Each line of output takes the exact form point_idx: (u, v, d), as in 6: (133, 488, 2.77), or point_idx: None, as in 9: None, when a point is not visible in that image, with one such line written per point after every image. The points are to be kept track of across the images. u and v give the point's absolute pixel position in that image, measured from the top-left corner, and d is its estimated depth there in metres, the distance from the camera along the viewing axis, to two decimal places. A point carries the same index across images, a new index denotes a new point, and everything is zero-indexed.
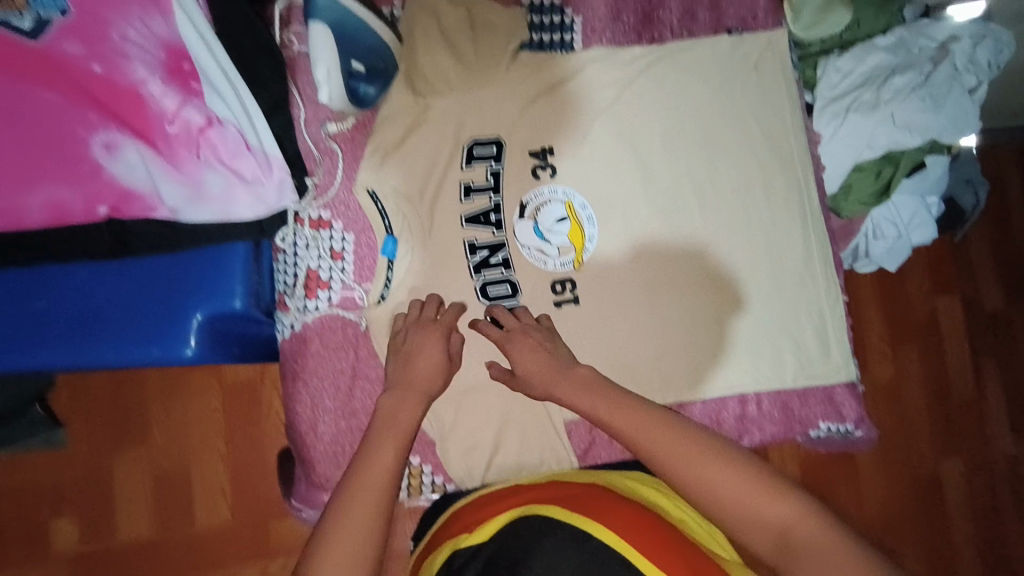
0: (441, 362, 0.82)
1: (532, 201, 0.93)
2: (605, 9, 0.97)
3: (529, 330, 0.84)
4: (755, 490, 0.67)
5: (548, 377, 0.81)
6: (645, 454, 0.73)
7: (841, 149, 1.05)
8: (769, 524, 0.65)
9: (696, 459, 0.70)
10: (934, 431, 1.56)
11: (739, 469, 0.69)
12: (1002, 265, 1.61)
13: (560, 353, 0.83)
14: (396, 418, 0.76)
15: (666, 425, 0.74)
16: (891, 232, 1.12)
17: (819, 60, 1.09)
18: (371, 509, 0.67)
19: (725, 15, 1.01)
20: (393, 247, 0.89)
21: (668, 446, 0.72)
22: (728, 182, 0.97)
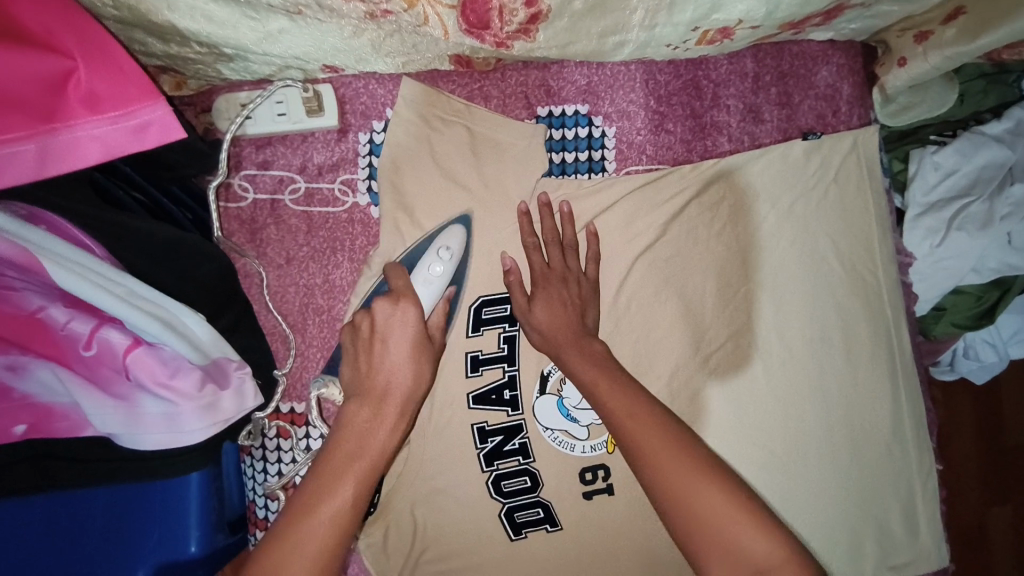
0: (420, 348, 0.62)
1: (555, 371, 0.75)
2: (646, 117, 0.76)
3: (555, 273, 0.69)
4: (739, 528, 0.55)
5: (558, 334, 0.67)
6: (627, 433, 0.59)
7: (940, 272, 0.83)
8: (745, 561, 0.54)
9: (685, 471, 0.57)
10: None
11: (735, 503, 0.56)
12: None
13: (586, 313, 0.69)
14: (384, 399, 0.60)
15: (658, 422, 0.60)
16: (990, 356, 0.91)
17: (913, 149, 0.85)
18: (341, 525, 0.53)
19: (799, 113, 0.79)
20: None
21: (654, 438, 0.59)
22: (801, 330, 0.77)
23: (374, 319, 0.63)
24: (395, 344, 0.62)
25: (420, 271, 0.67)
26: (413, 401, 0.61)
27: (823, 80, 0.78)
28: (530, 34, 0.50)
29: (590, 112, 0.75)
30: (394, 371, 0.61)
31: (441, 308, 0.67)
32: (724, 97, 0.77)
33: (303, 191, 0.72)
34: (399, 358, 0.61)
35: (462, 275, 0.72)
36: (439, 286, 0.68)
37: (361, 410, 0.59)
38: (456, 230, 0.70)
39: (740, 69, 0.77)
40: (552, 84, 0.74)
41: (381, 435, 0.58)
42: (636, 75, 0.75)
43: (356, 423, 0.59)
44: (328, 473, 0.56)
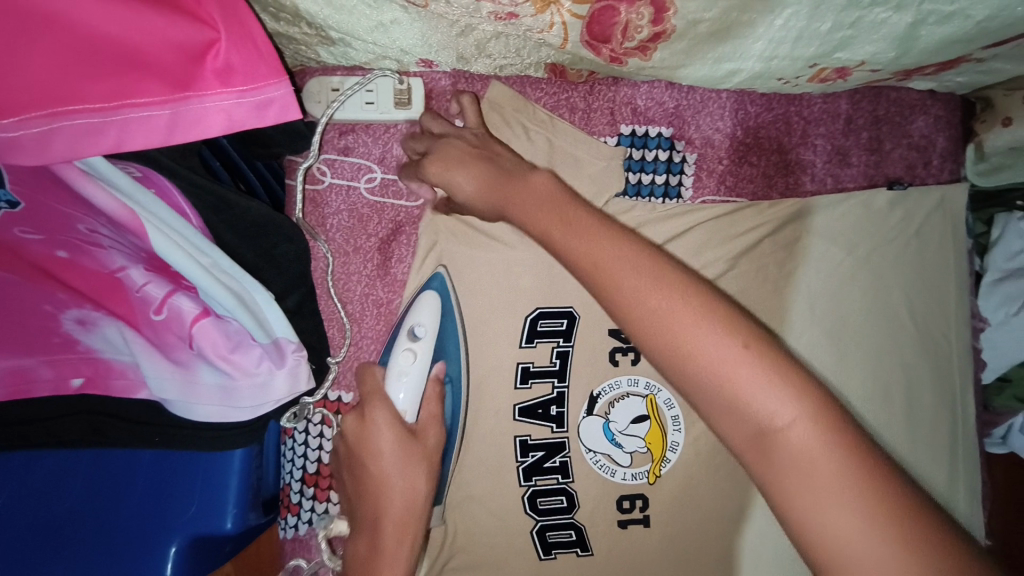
0: (406, 443, 0.65)
1: (605, 393, 0.73)
2: (730, 147, 0.74)
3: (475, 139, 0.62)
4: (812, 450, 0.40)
5: (473, 191, 0.58)
6: (654, 331, 0.44)
7: (1013, 341, 0.80)
8: (822, 488, 0.40)
9: (702, 349, 0.43)
10: None
11: (811, 433, 0.41)
12: None
13: (498, 154, 0.60)
14: (379, 532, 0.61)
15: (697, 305, 0.44)
16: None
17: (999, 212, 0.83)
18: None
19: (888, 161, 0.76)
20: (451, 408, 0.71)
21: (692, 323, 0.43)
22: (864, 386, 0.74)
23: (356, 436, 0.66)
24: (382, 443, 0.64)
25: (393, 369, 0.67)
26: (414, 523, 0.62)
27: (919, 131, 0.76)
28: (646, 53, 0.49)
29: (674, 135, 0.74)
30: (387, 471, 0.63)
31: (427, 397, 0.68)
32: (811, 136, 0.75)
33: (378, 182, 0.71)
34: (387, 468, 0.63)
35: (451, 341, 0.70)
36: (416, 375, 0.67)
37: (360, 546, 0.62)
38: (426, 300, 0.69)
39: (832, 109, 0.75)
40: (638, 103, 0.73)
41: (390, 567, 0.60)
42: (725, 103, 0.74)
43: (360, 554, 0.61)
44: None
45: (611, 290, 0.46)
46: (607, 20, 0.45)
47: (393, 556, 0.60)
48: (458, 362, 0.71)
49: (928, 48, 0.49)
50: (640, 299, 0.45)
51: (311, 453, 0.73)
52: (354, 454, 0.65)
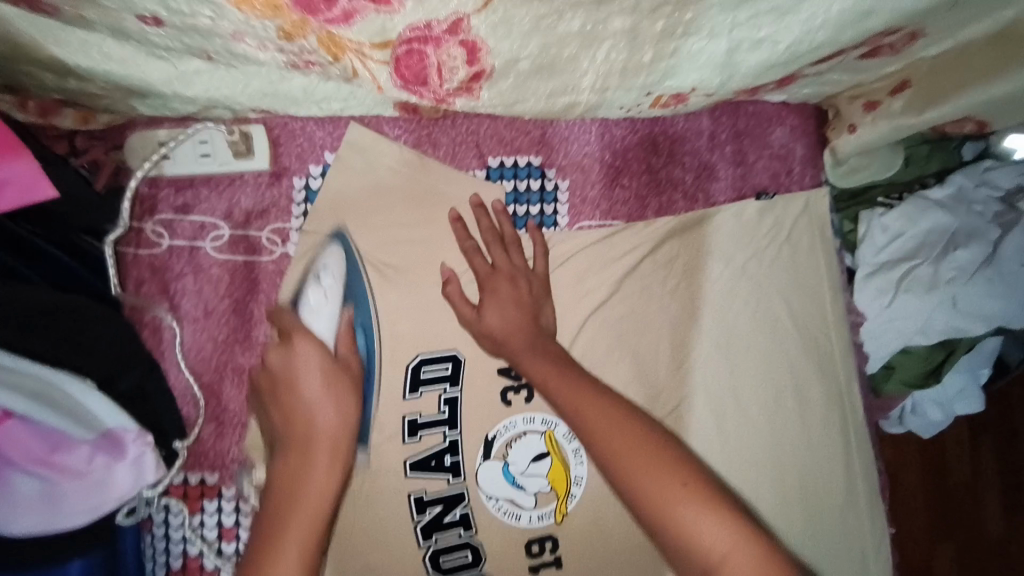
0: (330, 373, 0.62)
1: (502, 434, 0.70)
2: (600, 172, 0.73)
3: (518, 273, 0.67)
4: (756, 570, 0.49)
5: (513, 325, 0.65)
6: (621, 473, 0.55)
7: (889, 332, 0.83)
8: (690, 525, 0.52)
9: (599, 415, 0.58)
10: None
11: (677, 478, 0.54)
12: None
13: (513, 253, 0.68)
14: (309, 445, 0.59)
15: (653, 444, 0.56)
16: (936, 414, 0.91)
17: (862, 210, 0.86)
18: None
19: (754, 173, 0.78)
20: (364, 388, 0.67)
21: (650, 466, 0.54)
22: (755, 394, 0.75)
23: (270, 368, 0.63)
24: (306, 373, 0.62)
25: (303, 307, 0.65)
26: (343, 447, 0.60)
27: (777, 141, 0.78)
28: (471, 91, 0.47)
29: (544, 164, 0.72)
30: (316, 411, 0.60)
31: (341, 334, 0.65)
32: (678, 155, 0.75)
33: (226, 238, 0.65)
34: (312, 399, 0.61)
35: (359, 293, 0.67)
36: (330, 311, 0.65)
37: (289, 460, 0.58)
38: (330, 250, 0.66)
39: (695, 127, 0.76)
40: (503, 134, 0.71)
41: (320, 480, 0.58)
42: (590, 129, 0.73)
43: (288, 469, 0.58)
44: (285, 504, 0.56)
45: (546, 387, 0.62)
46: (414, 58, 0.44)
47: (326, 484, 0.58)
48: (368, 310, 0.67)
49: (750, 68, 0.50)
50: (557, 386, 0.61)
51: (172, 549, 0.65)
52: (270, 397, 0.62)
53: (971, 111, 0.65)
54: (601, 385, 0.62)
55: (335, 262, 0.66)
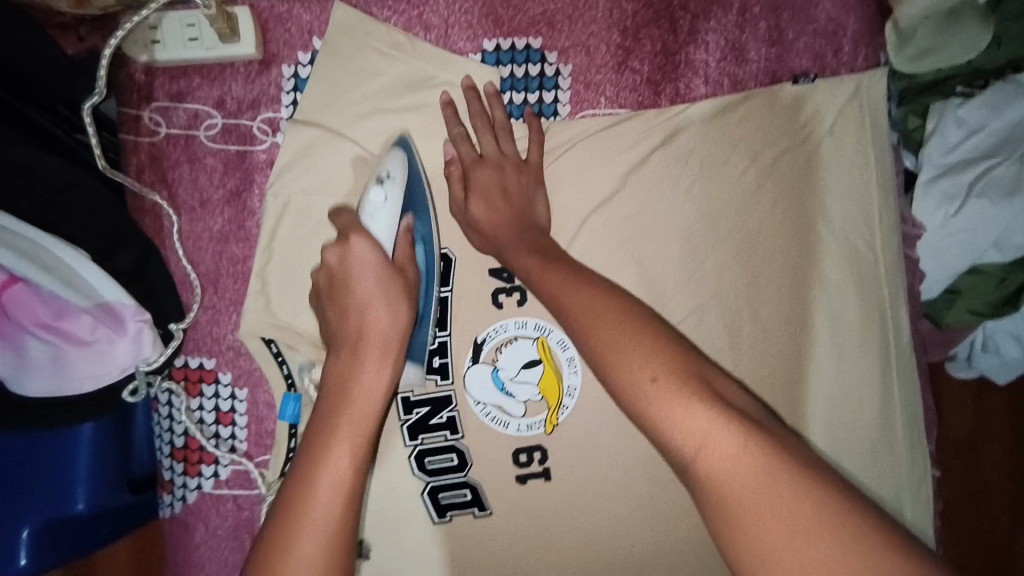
0: (388, 272, 0.55)
1: (492, 338, 0.67)
2: (608, 54, 0.66)
3: (506, 162, 0.62)
4: (735, 455, 0.39)
5: (501, 216, 0.60)
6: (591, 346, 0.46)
7: (954, 246, 0.71)
8: (653, 377, 0.42)
9: (563, 286, 0.52)
10: None
11: (645, 340, 0.45)
12: None
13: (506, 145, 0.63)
14: (362, 339, 0.52)
15: (628, 321, 0.46)
16: (1013, 349, 0.78)
17: (934, 102, 0.73)
18: (346, 484, 0.46)
19: (794, 53, 0.67)
20: (424, 254, 0.62)
21: (620, 341, 0.45)
22: (779, 307, 0.66)
23: (332, 265, 0.56)
24: (363, 268, 0.55)
25: (363, 209, 0.59)
26: (396, 339, 0.53)
27: (824, 14, 0.67)
28: None
29: (544, 47, 0.66)
30: (370, 306, 0.53)
31: (402, 237, 0.58)
32: (701, 32, 0.66)
33: (220, 126, 0.66)
34: (369, 297, 0.53)
35: (419, 200, 0.62)
36: (391, 213, 0.59)
37: (339, 356, 0.52)
38: (395, 154, 0.61)
39: (723, 0, 0.67)
40: (500, 12, 0.66)
41: (368, 378, 0.51)
42: (598, 5, 0.66)
43: (339, 369, 0.52)
44: (329, 414, 0.49)
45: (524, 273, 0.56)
46: None
47: (375, 382, 0.51)
48: (426, 221, 0.63)
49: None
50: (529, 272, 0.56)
51: (175, 428, 0.68)
52: (325, 299, 0.57)
53: None
54: (589, 271, 0.53)
55: (399, 168, 0.60)
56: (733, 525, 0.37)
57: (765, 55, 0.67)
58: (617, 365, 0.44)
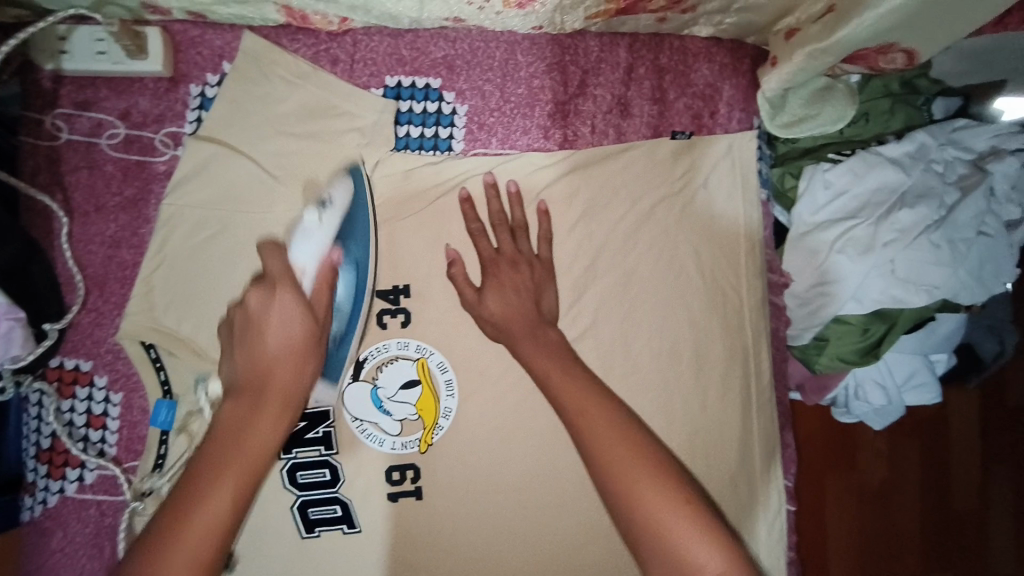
0: (299, 316, 0.59)
1: (372, 357, 0.68)
2: (502, 99, 0.71)
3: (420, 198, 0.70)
4: (648, 469, 0.54)
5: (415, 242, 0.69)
6: (585, 436, 0.56)
7: (817, 296, 0.77)
8: (601, 413, 0.57)
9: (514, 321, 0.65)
10: None
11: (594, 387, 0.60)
12: None
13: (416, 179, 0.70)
14: (263, 388, 0.57)
15: (578, 375, 0.61)
16: (878, 398, 0.85)
17: (806, 165, 0.79)
18: (226, 514, 0.52)
19: (673, 111, 0.73)
20: (348, 287, 0.64)
21: (569, 383, 0.60)
22: (650, 343, 0.71)
23: (248, 305, 0.60)
24: (273, 319, 0.58)
25: (297, 230, 0.62)
26: (297, 395, 0.58)
27: (702, 78, 0.73)
28: None
29: (443, 87, 0.71)
30: (278, 359, 0.58)
31: (324, 268, 0.61)
32: (591, 86, 0.72)
33: (124, 136, 0.68)
34: (280, 351, 0.58)
35: (361, 229, 0.65)
36: (321, 241, 0.62)
37: (238, 401, 0.56)
38: (343, 183, 0.65)
39: (611, 58, 0.72)
40: (404, 53, 0.70)
41: (262, 432, 0.55)
42: (495, 53, 0.71)
43: (235, 416, 0.56)
44: (219, 457, 0.54)
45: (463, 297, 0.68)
46: None
47: (270, 432, 0.56)
48: (363, 247, 0.65)
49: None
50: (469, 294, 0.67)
51: (42, 429, 0.66)
52: (236, 333, 0.60)
53: (888, 35, 0.58)
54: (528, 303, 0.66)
55: (344, 197, 0.64)
56: (643, 516, 0.51)
57: (645, 112, 0.73)
58: (576, 403, 0.58)
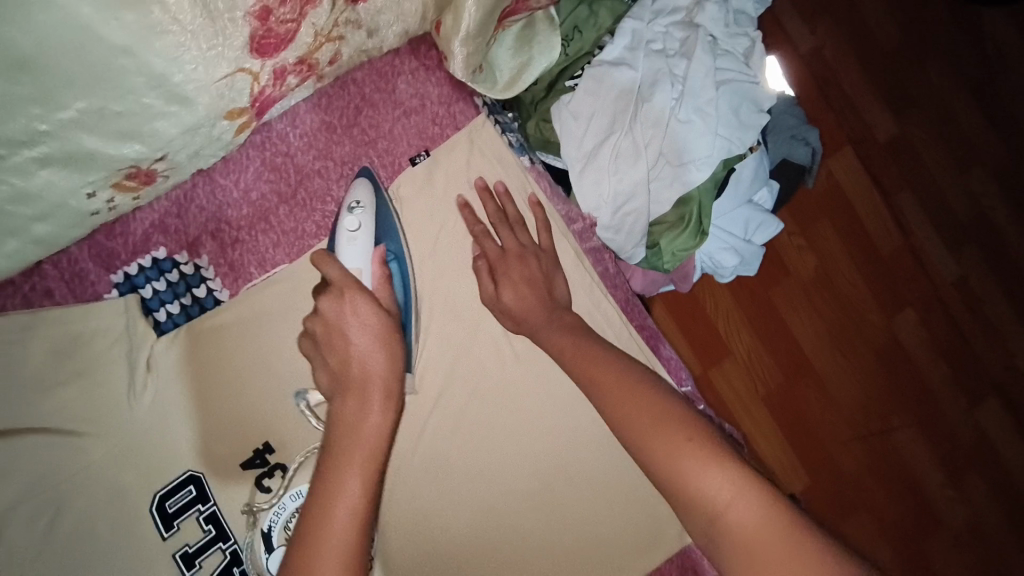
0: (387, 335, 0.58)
1: (277, 521, 0.66)
2: (234, 229, 0.67)
3: (218, 334, 0.68)
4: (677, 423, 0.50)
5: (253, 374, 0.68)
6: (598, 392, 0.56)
7: (628, 219, 0.77)
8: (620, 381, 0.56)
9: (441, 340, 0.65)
10: (960, 367, 1.14)
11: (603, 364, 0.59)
12: (947, 118, 1.17)
13: (200, 348, 0.67)
14: (368, 386, 0.55)
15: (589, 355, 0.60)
16: (732, 258, 0.88)
17: (551, 106, 0.78)
18: (357, 503, 0.49)
19: (399, 140, 0.71)
20: (401, 283, 0.66)
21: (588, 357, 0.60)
22: (509, 353, 0.73)
23: (323, 318, 0.58)
24: (352, 332, 0.57)
25: (338, 235, 0.62)
26: (394, 380, 0.56)
27: (404, 93, 0.71)
28: None
29: (171, 251, 0.66)
30: (368, 357, 0.56)
31: (376, 266, 0.63)
32: (306, 165, 0.68)
33: None
34: (366, 347, 0.56)
35: (389, 224, 0.66)
36: (365, 242, 0.63)
37: (346, 402, 0.54)
38: (363, 182, 0.65)
39: (308, 129, 0.68)
40: (110, 246, 0.65)
41: (375, 420, 0.53)
42: (194, 191, 0.66)
43: (347, 414, 0.54)
44: (336, 456, 0.52)
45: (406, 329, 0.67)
46: None
47: (381, 422, 0.54)
48: (395, 238, 0.66)
49: (176, 135, 0.48)
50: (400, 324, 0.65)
51: None
52: (322, 345, 0.59)
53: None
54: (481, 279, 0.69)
55: (371, 199, 0.65)
56: (679, 469, 0.48)
57: (372, 156, 0.70)
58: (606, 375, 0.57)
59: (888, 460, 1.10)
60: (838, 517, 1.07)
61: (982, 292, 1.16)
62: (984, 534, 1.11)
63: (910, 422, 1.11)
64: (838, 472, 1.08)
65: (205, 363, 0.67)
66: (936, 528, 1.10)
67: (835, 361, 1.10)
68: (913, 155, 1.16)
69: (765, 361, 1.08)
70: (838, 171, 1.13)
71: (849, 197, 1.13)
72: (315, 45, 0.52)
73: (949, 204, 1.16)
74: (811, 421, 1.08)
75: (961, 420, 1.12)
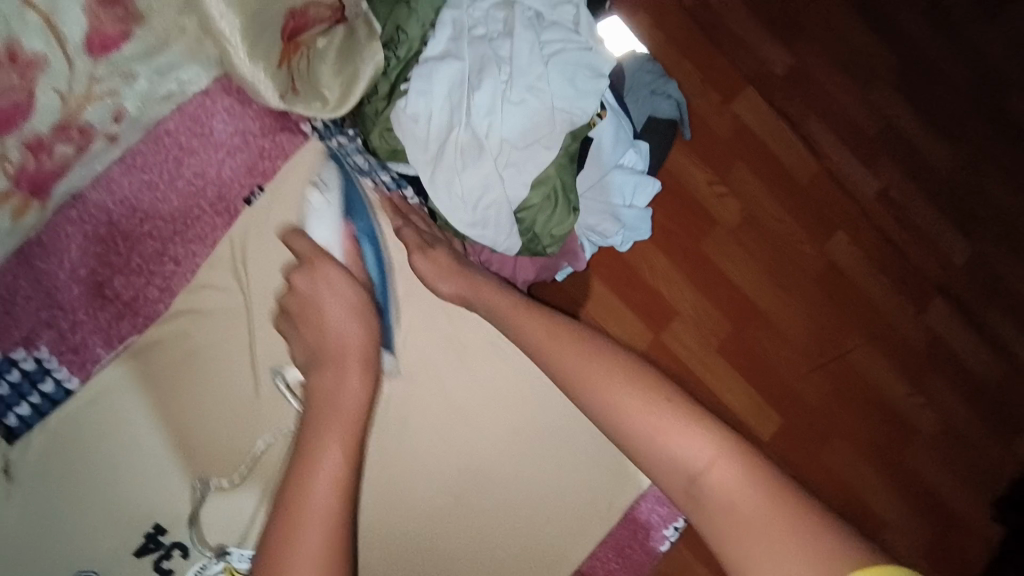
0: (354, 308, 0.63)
1: None
2: (70, 311, 0.63)
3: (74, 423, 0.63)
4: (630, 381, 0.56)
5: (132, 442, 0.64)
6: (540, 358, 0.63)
7: (489, 210, 0.75)
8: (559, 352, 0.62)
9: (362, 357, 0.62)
10: (896, 273, 1.14)
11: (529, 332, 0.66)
12: (823, 37, 1.18)
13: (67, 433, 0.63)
14: (343, 356, 0.60)
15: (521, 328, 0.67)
16: (612, 225, 0.87)
17: (388, 113, 0.73)
18: (338, 475, 0.51)
19: (229, 183, 0.69)
20: (372, 253, 0.71)
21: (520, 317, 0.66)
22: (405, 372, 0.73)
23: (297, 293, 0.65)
24: (326, 307, 0.63)
25: (309, 212, 0.70)
26: (369, 357, 0.61)
27: (224, 133, 0.67)
28: None
29: (5, 350, 0.60)
30: (342, 329, 0.61)
31: (345, 240, 0.69)
32: (135, 230, 0.65)
33: None
34: (340, 320, 0.62)
35: (357, 205, 0.72)
36: (333, 218, 0.70)
37: (324, 374, 0.59)
38: (333, 169, 0.73)
39: (128, 192, 0.64)
40: None
41: (354, 388, 0.58)
42: (13, 284, 0.59)
43: (324, 385, 0.58)
44: (314, 429, 0.54)
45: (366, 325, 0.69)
46: None
47: (359, 396, 0.58)
48: (366, 218, 0.72)
49: None
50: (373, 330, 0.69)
51: None
52: (298, 322, 0.64)
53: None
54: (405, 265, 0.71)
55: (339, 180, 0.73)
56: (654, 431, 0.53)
57: (203, 206, 0.68)
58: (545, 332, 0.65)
59: (846, 378, 1.11)
60: (815, 445, 1.08)
61: (896, 196, 1.17)
62: (955, 433, 1.12)
63: (864, 339, 1.12)
64: (804, 400, 1.09)
65: (73, 452, 0.63)
66: (909, 435, 1.11)
67: (779, 298, 1.10)
68: (800, 80, 1.16)
69: (711, 312, 1.07)
70: (746, 112, 1.12)
71: (746, 134, 1.12)
72: (76, 106, 0.51)
73: (846, 121, 1.17)
74: (767, 359, 1.08)
75: (911, 324, 1.14)
